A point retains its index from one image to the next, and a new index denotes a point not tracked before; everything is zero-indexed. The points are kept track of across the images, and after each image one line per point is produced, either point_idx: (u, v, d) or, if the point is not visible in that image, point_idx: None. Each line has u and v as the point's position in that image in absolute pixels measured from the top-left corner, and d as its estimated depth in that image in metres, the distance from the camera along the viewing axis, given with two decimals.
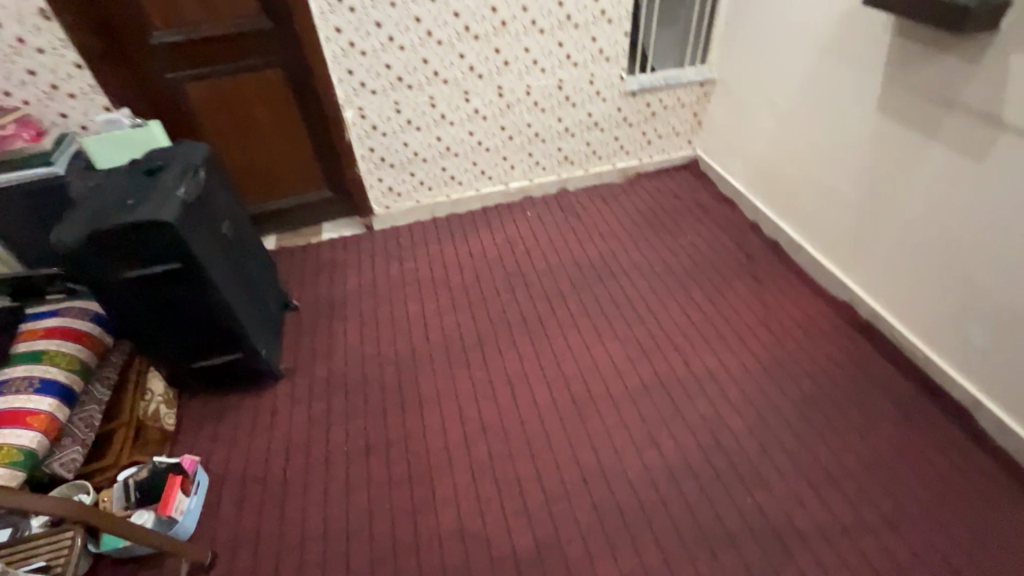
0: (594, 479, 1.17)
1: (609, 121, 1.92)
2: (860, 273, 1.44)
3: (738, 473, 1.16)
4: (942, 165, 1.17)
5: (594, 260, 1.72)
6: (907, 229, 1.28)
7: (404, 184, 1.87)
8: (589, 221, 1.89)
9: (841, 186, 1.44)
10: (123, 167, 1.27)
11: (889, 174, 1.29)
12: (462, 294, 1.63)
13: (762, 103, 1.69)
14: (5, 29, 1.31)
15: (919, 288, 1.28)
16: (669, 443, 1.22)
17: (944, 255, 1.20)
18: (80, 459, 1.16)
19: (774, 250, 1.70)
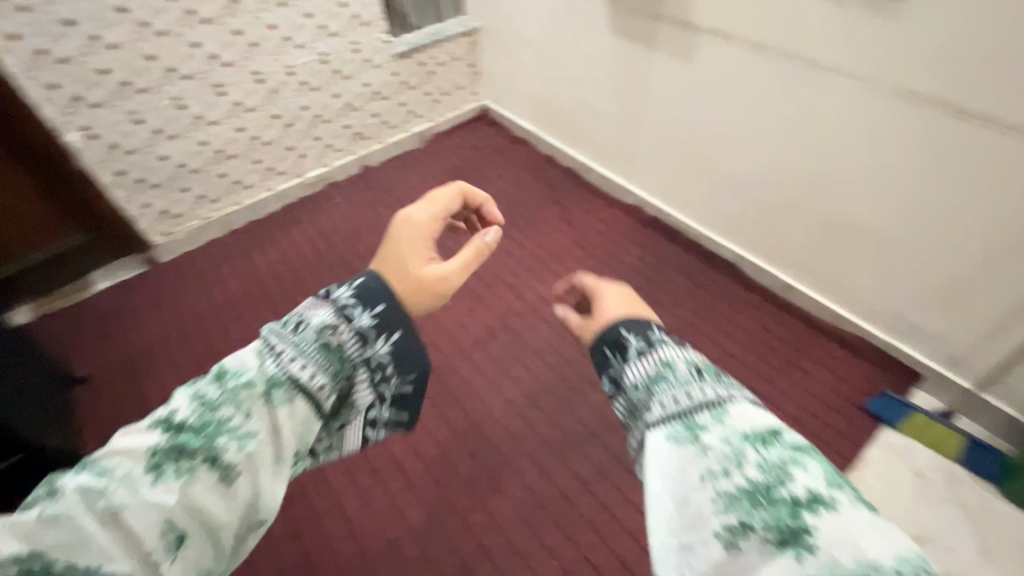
0: (466, 429, 1.22)
1: (389, 88, 1.88)
2: (638, 177, 1.65)
3: (586, 376, 1.29)
4: (668, 70, 1.36)
5: (415, 231, 1.74)
6: (659, 131, 1.49)
7: (180, 203, 1.65)
8: (401, 193, 1.88)
9: (604, 106, 1.61)
10: None
11: (635, 86, 1.48)
12: (283, 303, 1.57)
13: (524, 44, 1.79)
14: None
15: (681, 178, 1.51)
16: (523, 373, 1.31)
17: (690, 146, 1.43)
18: None
19: (570, 176, 1.86)
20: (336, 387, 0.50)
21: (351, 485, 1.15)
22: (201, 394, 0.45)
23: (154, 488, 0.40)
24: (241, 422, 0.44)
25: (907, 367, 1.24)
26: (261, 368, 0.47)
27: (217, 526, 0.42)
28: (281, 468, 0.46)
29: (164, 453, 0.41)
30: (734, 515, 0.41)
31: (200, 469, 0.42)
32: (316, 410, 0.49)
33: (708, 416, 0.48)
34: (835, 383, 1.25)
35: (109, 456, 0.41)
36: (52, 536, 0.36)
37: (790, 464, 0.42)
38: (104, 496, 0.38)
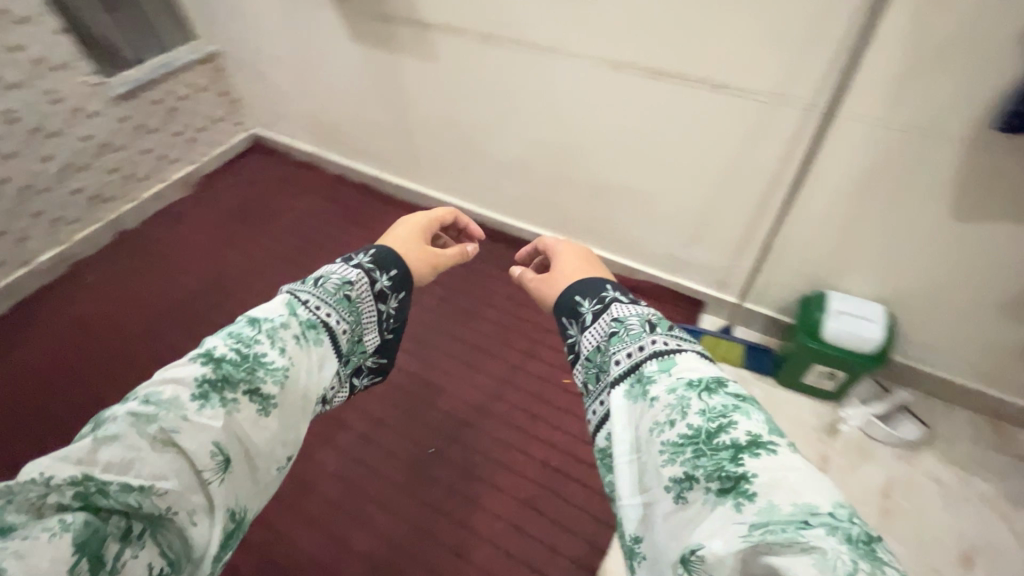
0: (300, 496, 1.12)
1: (123, 136, 1.61)
2: (428, 180, 1.64)
3: (418, 396, 1.27)
4: (417, 72, 1.35)
5: (204, 293, 1.55)
6: (431, 133, 1.48)
7: None
8: (180, 255, 1.65)
9: (373, 116, 1.56)
10: None
11: (393, 93, 1.45)
12: (41, 421, 1.28)
13: (273, 63, 1.65)
14: None
15: (465, 174, 1.53)
16: (352, 413, 1.24)
17: (462, 143, 1.45)
18: None
19: (365, 193, 1.80)
20: (349, 328, 0.62)
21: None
22: (237, 337, 0.52)
23: (205, 411, 0.46)
24: (271, 362, 0.51)
25: (689, 297, 1.40)
26: (284, 322, 0.54)
27: (253, 452, 0.49)
28: (312, 403, 0.55)
29: (208, 385, 0.47)
30: (680, 469, 0.45)
31: (240, 400, 0.48)
32: (334, 351, 0.59)
33: (658, 366, 0.53)
34: None
35: (157, 387, 0.46)
36: (106, 453, 0.42)
37: (734, 413, 0.46)
38: (152, 421, 0.44)
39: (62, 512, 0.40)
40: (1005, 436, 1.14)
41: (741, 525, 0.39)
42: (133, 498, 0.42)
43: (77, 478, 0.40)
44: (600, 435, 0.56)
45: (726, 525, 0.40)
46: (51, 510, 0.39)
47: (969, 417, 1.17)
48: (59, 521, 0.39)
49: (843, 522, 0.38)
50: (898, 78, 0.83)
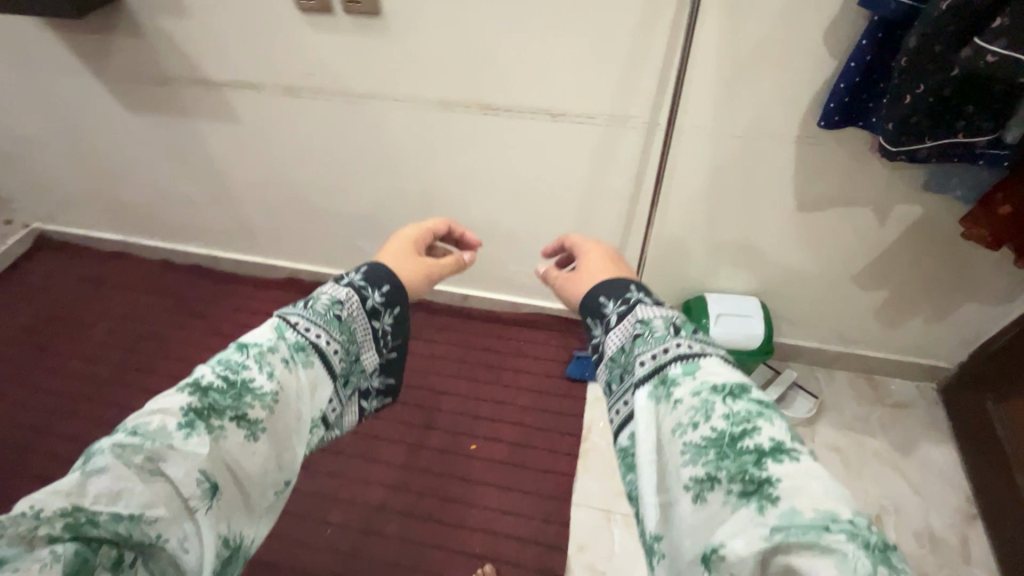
0: None
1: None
2: (271, 249, 1.42)
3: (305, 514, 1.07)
4: (220, 135, 1.13)
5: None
6: (258, 199, 1.27)
7: None
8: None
9: (182, 189, 1.31)
10: None
11: (199, 162, 1.22)
12: None
13: (32, 145, 1.32)
14: None
15: (311, 237, 1.34)
16: None
17: (298, 205, 1.25)
18: None
19: (198, 275, 1.52)
20: (342, 349, 0.60)
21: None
22: (225, 364, 0.51)
23: (189, 442, 0.46)
24: (259, 388, 0.51)
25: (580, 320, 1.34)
26: (271, 347, 0.54)
27: (242, 475, 0.49)
28: (305, 425, 0.55)
29: (193, 415, 0.47)
30: (702, 469, 0.46)
31: (225, 427, 0.48)
32: (325, 371, 0.58)
33: (683, 369, 0.52)
34: (537, 367, 1.28)
35: (144, 419, 0.47)
36: (95, 485, 0.42)
37: (759, 420, 0.47)
38: (137, 452, 0.45)
39: (53, 544, 0.40)
40: (880, 389, 1.22)
41: (762, 529, 0.41)
42: (124, 527, 0.42)
43: (68, 509, 0.41)
44: (621, 432, 0.56)
45: (746, 526, 0.42)
46: (42, 542, 0.39)
47: (848, 378, 1.24)
48: (51, 552, 0.39)
49: (863, 531, 0.38)
50: (723, 87, 0.81)
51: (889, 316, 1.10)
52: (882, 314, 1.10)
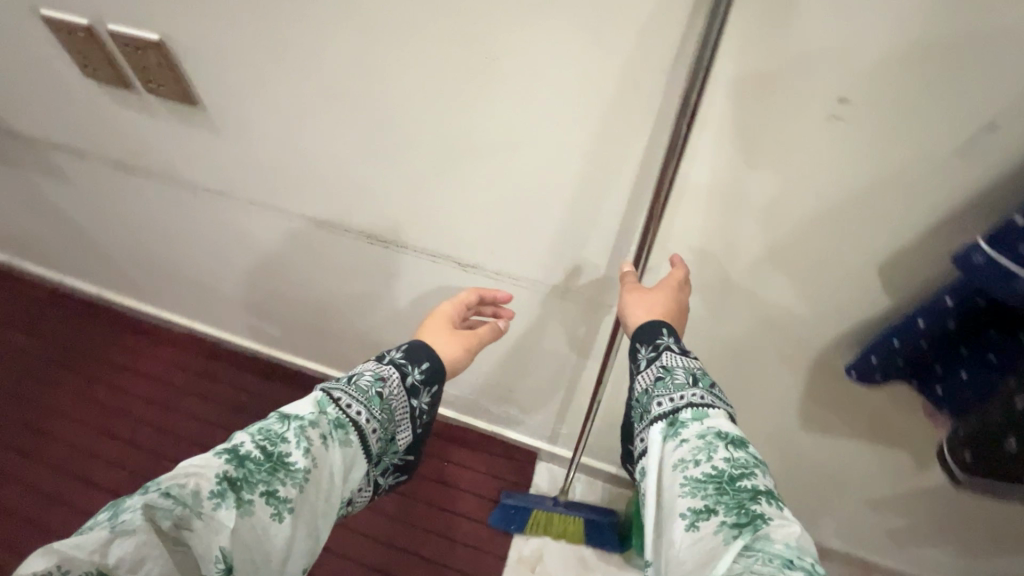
0: None
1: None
2: (162, 304, 1.17)
3: None
4: (60, 185, 0.86)
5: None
6: (128, 257, 1.00)
7: None
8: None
9: (44, 229, 1.05)
10: None
11: (49, 207, 0.95)
12: None
13: None
14: None
15: (200, 305, 1.08)
16: None
17: (173, 274, 0.99)
18: None
19: (78, 311, 1.25)
20: (380, 431, 0.47)
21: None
22: (265, 428, 0.41)
23: (219, 513, 0.36)
24: (295, 466, 0.40)
25: (519, 448, 1.09)
26: (314, 419, 0.42)
27: (267, 573, 0.38)
28: (334, 510, 0.43)
29: (226, 484, 0.37)
30: (698, 504, 0.36)
31: (254, 505, 0.38)
32: (361, 452, 0.45)
33: (692, 412, 0.41)
34: (457, 505, 1.04)
35: (179, 478, 0.36)
36: (117, 549, 0.33)
37: (758, 470, 0.37)
38: (167, 517, 0.35)
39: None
40: None
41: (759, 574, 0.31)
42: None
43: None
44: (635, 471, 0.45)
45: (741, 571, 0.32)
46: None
47: None
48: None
49: None
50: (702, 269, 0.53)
51: (903, 539, 0.82)
52: (893, 534, 0.82)
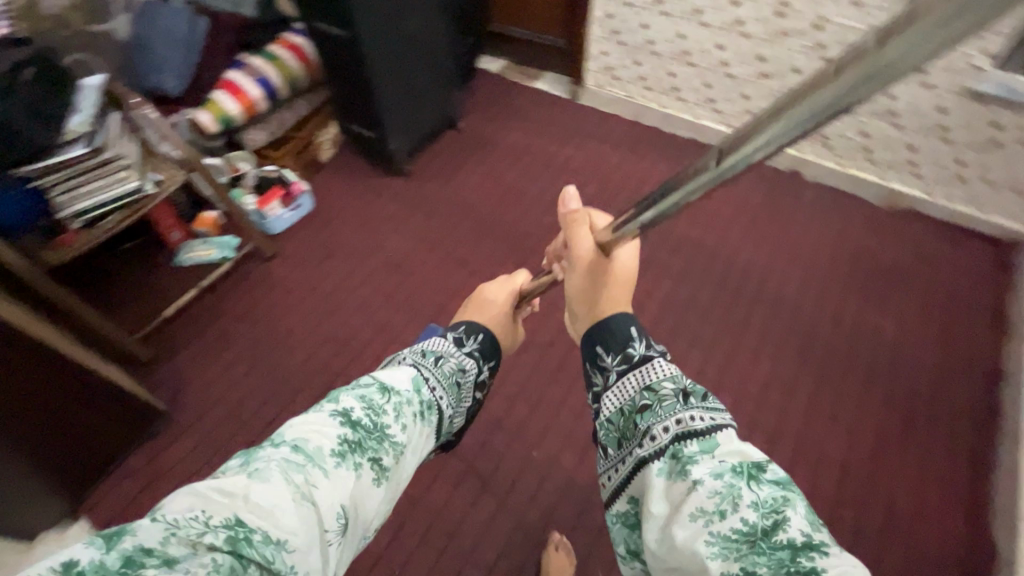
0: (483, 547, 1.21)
1: (691, 49, 1.71)
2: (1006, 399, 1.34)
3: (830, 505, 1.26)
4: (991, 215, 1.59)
5: (582, 164, 1.88)
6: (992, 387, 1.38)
7: (623, 68, 1.88)
8: (503, 145, 1.94)
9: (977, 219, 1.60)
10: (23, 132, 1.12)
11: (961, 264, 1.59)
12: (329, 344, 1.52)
13: (961, 175, 1.56)
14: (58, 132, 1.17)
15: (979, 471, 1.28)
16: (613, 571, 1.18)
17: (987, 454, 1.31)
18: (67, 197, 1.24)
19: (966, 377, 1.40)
20: (450, 411, 0.82)
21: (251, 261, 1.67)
22: (369, 406, 0.69)
23: (338, 470, 0.62)
24: (393, 435, 0.68)
25: None
26: (408, 399, 0.73)
27: (364, 515, 0.63)
28: (409, 472, 0.72)
29: (344, 446, 0.63)
30: (736, 566, 0.48)
31: (365, 465, 0.64)
32: (432, 429, 0.78)
33: (698, 446, 0.57)
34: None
35: (301, 441, 0.62)
36: (253, 493, 0.56)
37: (780, 508, 0.51)
38: (297, 473, 0.59)
39: (212, 553, 0.52)
40: None
41: None
42: (270, 550, 0.54)
43: (232, 522, 0.54)
44: (619, 499, 0.63)
45: None
46: (204, 548, 0.51)
47: None
48: (212, 559, 0.51)
49: None
50: None
51: None
52: None
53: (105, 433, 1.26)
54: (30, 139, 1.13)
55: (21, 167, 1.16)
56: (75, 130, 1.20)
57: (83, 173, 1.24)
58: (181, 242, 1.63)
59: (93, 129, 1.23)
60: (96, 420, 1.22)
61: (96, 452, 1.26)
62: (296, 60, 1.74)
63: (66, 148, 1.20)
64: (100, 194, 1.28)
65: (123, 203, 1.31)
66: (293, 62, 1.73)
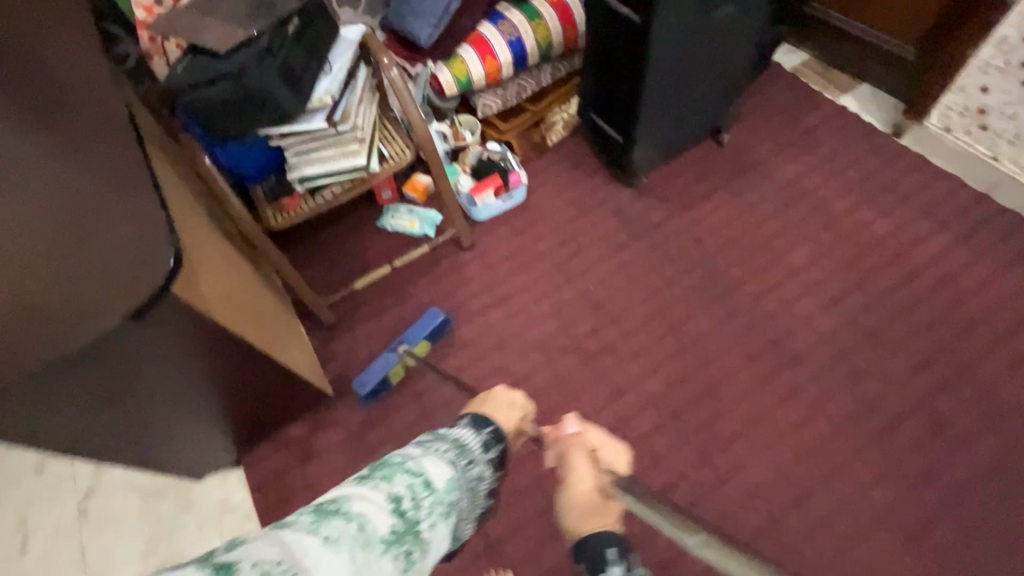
0: None
1: None
2: None
3: None
4: None
5: (760, 255, 1.60)
6: None
7: (1000, 117, 1.58)
8: (670, 223, 1.70)
9: None
10: (290, 106, 1.14)
11: None
12: (562, 351, 1.52)
13: None
14: (334, 101, 1.22)
15: None
16: None
17: None
18: (308, 164, 1.31)
19: None
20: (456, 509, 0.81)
21: (448, 245, 1.73)
22: (395, 497, 0.72)
23: (384, 560, 0.66)
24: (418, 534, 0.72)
25: None
26: (438, 497, 0.77)
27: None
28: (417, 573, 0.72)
29: (393, 537, 0.68)
30: None
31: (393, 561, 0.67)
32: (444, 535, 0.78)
33: (460, 538, 0.87)
34: None
35: (362, 516, 0.66)
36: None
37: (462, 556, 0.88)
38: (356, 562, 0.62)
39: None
40: None
41: None
42: None
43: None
44: (465, 535, 0.91)
45: None
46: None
47: None
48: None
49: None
50: None
51: None
52: None
53: (259, 414, 1.35)
54: (281, 111, 1.14)
55: (265, 129, 1.20)
56: (316, 104, 1.19)
57: (319, 138, 1.28)
58: (392, 206, 1.79)
59: (337, 99, 1.23)
60: (259, 400, 1.30)
61: (251, 429, 1.38)
62: (483, 76, 1.73)
63: (268, 133, 1.23)
64: (323, 165, 1.31)
65: (351, 176, 1.35)
66: (553, 23, 1.72)
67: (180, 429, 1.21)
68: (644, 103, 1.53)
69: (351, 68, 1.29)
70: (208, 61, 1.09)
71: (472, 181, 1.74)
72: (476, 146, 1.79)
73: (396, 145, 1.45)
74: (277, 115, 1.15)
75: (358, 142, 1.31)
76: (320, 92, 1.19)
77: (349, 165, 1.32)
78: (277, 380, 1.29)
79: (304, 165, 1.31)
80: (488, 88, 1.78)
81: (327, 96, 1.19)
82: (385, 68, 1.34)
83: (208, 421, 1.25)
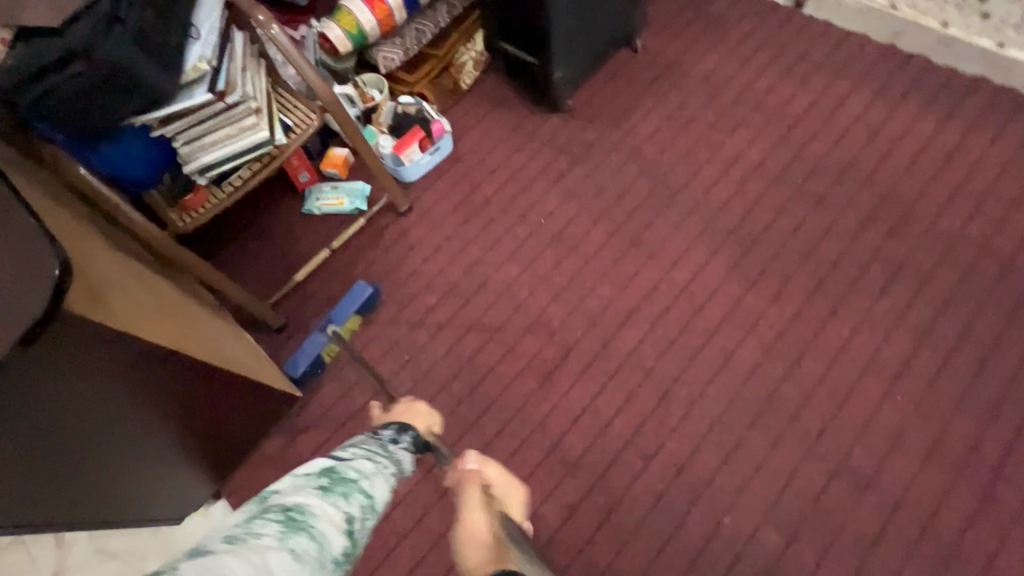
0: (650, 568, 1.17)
1: None
2: None
3: None
4: None
5: (700, 149, 1.59)
6: None
7: None
8: (606, 139, 1.64)
9: None
10: (160, 79, 0.98)
11: None
12: (531, 291, 1.46)
13: None
14: (212, 69, 1.05)
15: None
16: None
17: None
18: (204, 151, 1.16)
19: None
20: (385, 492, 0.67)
21: (384, 213, 1.61)
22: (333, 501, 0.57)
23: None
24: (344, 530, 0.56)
25: None
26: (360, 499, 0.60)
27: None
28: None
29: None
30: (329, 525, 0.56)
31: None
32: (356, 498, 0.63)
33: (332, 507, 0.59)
34: None
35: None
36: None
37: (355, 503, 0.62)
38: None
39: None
40: None
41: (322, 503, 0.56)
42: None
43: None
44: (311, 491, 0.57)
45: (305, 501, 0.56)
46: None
47: None
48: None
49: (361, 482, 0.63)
50: None
51: None
52: None
53: (228, 435, 1.23)
54: (152, 90, 0.98)
55: (140, 117, 1.03)
56: (192, 74, 1.03)
57: (209, 118, 1.12)
58: (312, 185, 1.63)
59: (216, 66, 1.07)
60: (223, 420, 1.18)
61: (221, 453, 1.25)
62: (376, 25, 1.56)
63: (145, 121, 1.06)
64: (221, 148, 1.16)
65: (257, 154, 1.21)
66: None
67: (143, 471, 1.08)
68: (555, 18, 1.46)
69: (224, 31, 1.11)
70: (40, 45, 0.91)
71: (393, 140, 1.62)
72: (387, 103, 1.66)
73: (298, 113, 1.30)
74: (148, 96, 0.99)
75: (255, 113, 1.16)
76: (191, 60, 1.02)
77: (252, 142, 1.17)
78: (235, 393, 1.17)
79: (201, 153, 1.16)
80: (385, 40, 1.63)
81: (203, 63, 1.03)
82: (263, 26, 1.17)
83: (174, 458, 1.13)
